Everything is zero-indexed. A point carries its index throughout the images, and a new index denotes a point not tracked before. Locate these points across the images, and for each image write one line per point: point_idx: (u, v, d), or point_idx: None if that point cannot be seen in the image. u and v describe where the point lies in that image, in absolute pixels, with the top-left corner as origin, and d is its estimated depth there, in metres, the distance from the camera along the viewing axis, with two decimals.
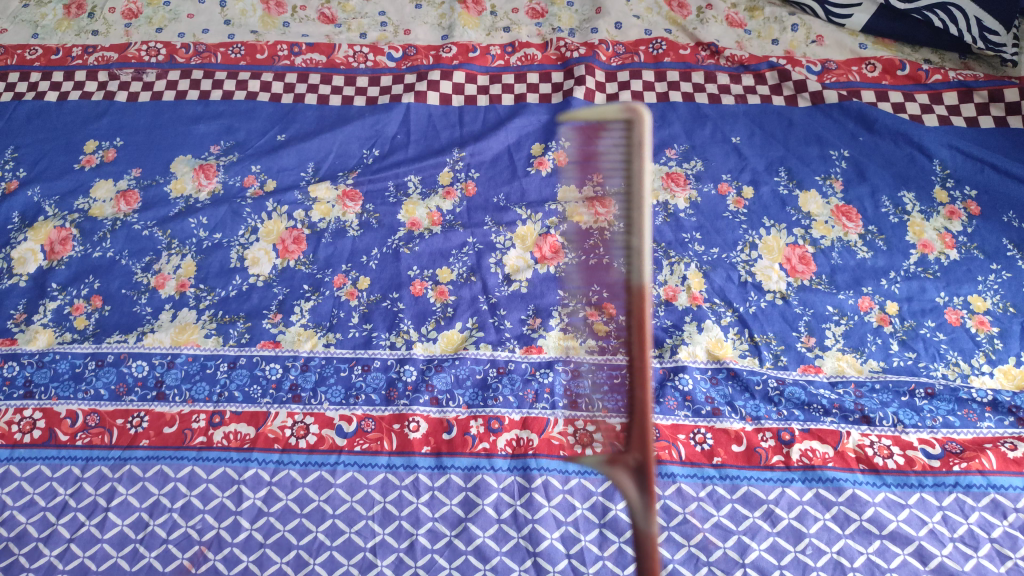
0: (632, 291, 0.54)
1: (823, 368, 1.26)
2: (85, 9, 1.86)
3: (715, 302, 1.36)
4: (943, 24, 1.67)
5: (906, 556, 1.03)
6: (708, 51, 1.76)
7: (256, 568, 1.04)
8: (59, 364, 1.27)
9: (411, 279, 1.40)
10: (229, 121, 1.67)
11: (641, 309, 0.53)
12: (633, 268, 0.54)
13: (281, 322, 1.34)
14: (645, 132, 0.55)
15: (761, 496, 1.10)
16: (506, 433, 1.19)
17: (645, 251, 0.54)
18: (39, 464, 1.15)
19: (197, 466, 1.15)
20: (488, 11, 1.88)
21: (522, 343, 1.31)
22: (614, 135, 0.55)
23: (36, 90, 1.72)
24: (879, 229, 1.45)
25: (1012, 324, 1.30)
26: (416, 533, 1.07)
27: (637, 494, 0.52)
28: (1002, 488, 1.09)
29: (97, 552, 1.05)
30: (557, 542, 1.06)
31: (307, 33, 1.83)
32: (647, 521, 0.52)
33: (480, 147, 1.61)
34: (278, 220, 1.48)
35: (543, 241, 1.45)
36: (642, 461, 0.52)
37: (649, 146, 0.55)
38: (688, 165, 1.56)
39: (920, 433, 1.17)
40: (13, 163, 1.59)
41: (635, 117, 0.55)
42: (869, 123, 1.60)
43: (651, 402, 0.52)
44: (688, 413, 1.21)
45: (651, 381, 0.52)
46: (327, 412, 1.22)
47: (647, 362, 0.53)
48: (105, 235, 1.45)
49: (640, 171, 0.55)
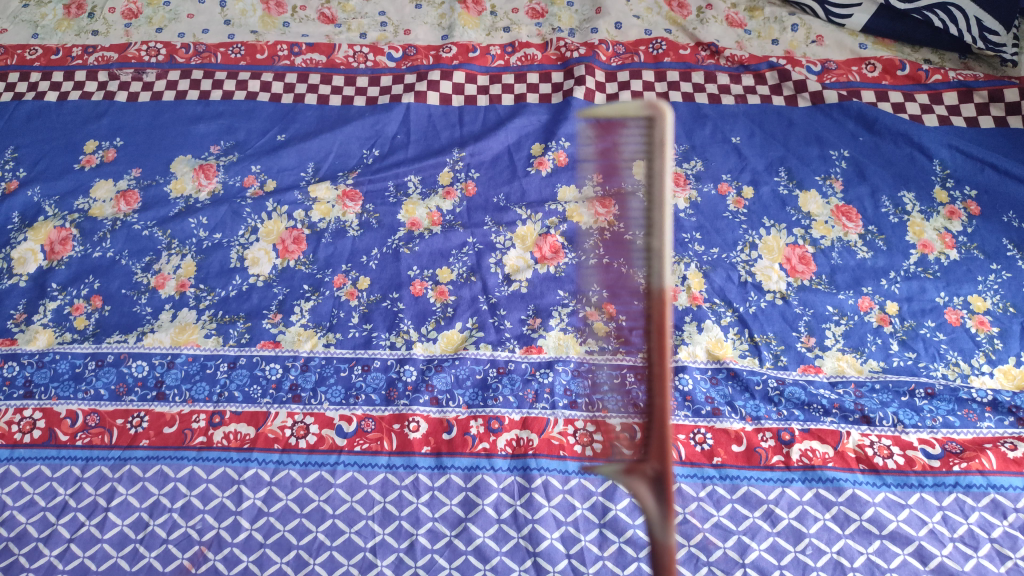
0: (652, 293, 0.51)
1: (823, 368, 1.26)
2: (85, 9, 1.86)
3: (715, 302, 1.36)
4: (943, 24, 1.67)
5: (906, 556, 1.03)
6: (708, 51, 1.76)
7: (256, 568, 1.04)
8: (59, 364, 1.27)
9: (411, 279, 1.41)
10: (229, 121, 1.67)
11: (662, 310, 0.50)
12: (652, 271, 0.51)
13: (281, 322, 1.34)
14: (666, 131, 0.51)
15: (761, 496, 1.10)
16: (506, 433, 1.19)
17: (666, 253, 0.50)
18: (39, 465, 1.15)
19: (197, 466, 1.15)
20: (488, 11, 1.87)
21: (522, 343, 1.31)
22: (631, 136, 0.51)
23: (36, 90, 1.72)
24: (879, 229, 1.45)
25: (1013, 324, 1.30)
26: (416, 533, 1.08)
27: (655, 506, 0.47)
28: (1002, 488, 1.09)
29: (97, 553, 1.05)
30: (557, 542, 1.06)
31: (307, 33, 1.83)
32: (665, 531, 0.46)
33: (480, 147, 1.61)
34: (278, 220, 1.48)
35: (543, 241, 1.45)
36: (661, 469, 0.47)
37: (669, 143, 0.50)
38: (688, 166, 1.57)
39: (920, 433, 1.17)
40: (12, 163, 1.59)
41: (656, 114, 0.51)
42: (869, 123, 1.60)
43: (671, 409, 0.47)
44: (687, 413, 1.21)
45: (670, 385, 0.47)
46: (327, 412, 1.22)
47: (666, 366, 0.48)
48: (105, 235, 1.45)
49: (660, 170, 0.52)
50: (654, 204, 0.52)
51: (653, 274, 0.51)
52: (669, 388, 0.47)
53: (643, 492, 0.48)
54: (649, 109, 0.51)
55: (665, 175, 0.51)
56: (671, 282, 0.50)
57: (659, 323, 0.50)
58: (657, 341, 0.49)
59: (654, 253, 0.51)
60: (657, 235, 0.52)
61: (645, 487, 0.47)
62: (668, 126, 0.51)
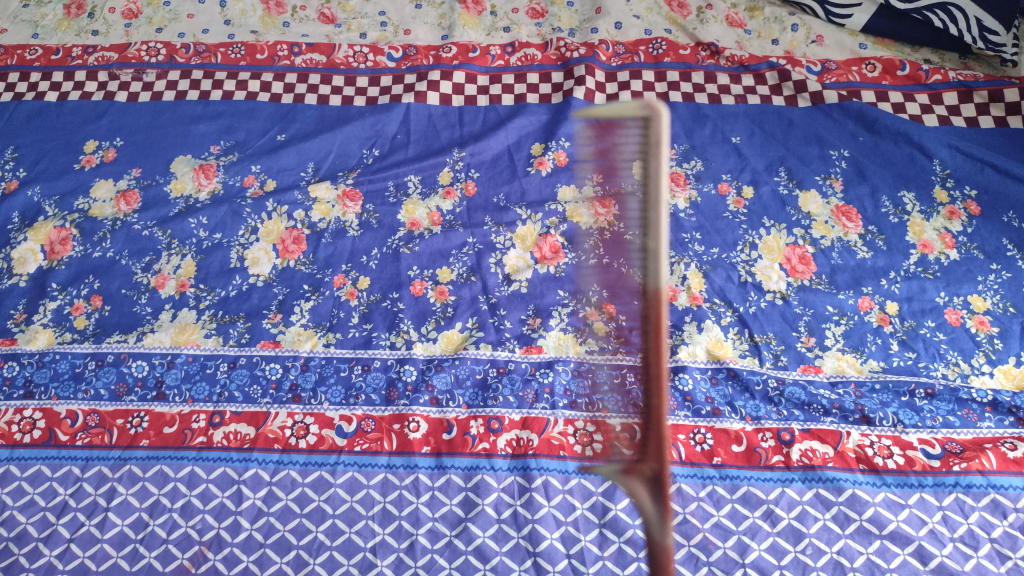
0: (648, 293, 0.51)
1: (823, 368, 1.26)
2: (85, 9, 1.86)
3: (715, 302, 1.36)
4: (943, 24, 1.67)
5: (906, 556, 1.03)
6: (708, 51, 1.76)
7: (256, 568, 1.04)
8: (59, 364, 1.27)
9: (411, 279, 1.40)
10: (229, 121, 1.67)
11: (658, 309, 0.50)
12: (648, 270, 0.52)
13: (281, 322, 1.34)
14: (661, 130, 0.52)
15: (761, 496, 1.10)
16: (506, 433, 1.19)
17: (663, 253, 0.52)
18: (39, 465, 1.15)
19: (197, 466, 1.15)
20: (488, 11, 1.87)
21: (522, 343, 1.31)
22: (629, 136, 0.52)
23: (36, 90, 1.72)
24: (879, 229, 1.45)
25: (1012, 324, 1.30)
26: (416, 533, 1.08)
27: (653, 507, 0.47)
28: (1002, 488, 1.09)
29: (97, 553, 1.05)
30: (557, 542, 1.06)
31: (307, 33, 1.83)
32: (662, 531, 0.46)
33: (480, 147, 1.61)
34: (278, 220, 1.48)
35: (543, 241, 1.45)
36: (659, 469, 0.47)
37: (666, 143, 0.52)
38: (688, 166, 1.57)
39: (920, 433, 1.17)
40: (12, 163, 1.59)
41: (653, 116, 0.52)
42: (869, 123, 1.60)
43: (667, 410, 0.47)
44: (687, 413, 1.21)
45: (667, 385, 0.48)
46: (327, 412, 1.22)
47: (664, 366, 0.48)
48: (105, 235, 1.45)
49: (656, 170, 0.53)
50: (650, 204, 0.54)
51: (650, 275, 0.51)
52: (665, 389, 0.47)
53: (641, 493, 0.47)
54: (646, 110, 0.53)
55: (661, 176, 0.53)
56: (667, 282, 0.50)
57: (655, 323, 0.50)
58: (654, 341, 0.50)
59: (650, 254, 0.52)
60: (653, 234, 0.54)
61: (643, 488, 0.47)
62: (663, 126, 0.53)
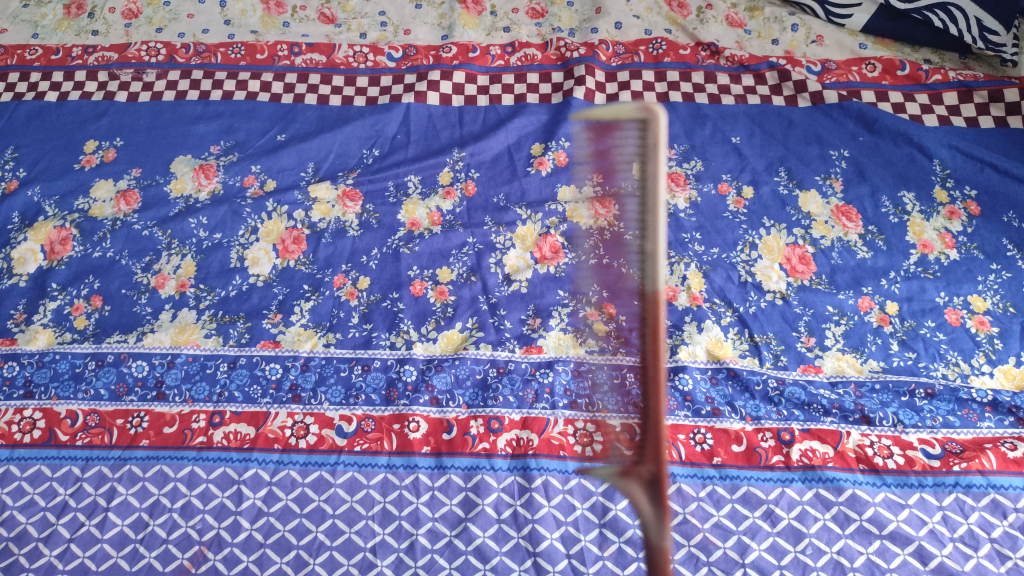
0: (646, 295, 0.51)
1: (823, 368, 1.26)
2: (85, 9, 1.85)
3: (715, 302, 1.35)
4: (943, 24, 1.67)
5: (906, 556, 1.03)
6: (708, 51, 1.76)
7: (256, 568, 1.04)
8: (59, 364, 1.27)
9: (411, 279, 1.41)
10: (229, 121, 1.67)
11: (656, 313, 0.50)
12: (646, 272, 0.52)
13: (281, 322, 1.34)
14: (659, 131, 0.52)
15: (761, 496, 1.10)
16: (506, 433, 1.19)
17: (660, 254, 0.51)
18: (39, 465, 1.15)
19: (197, 466, 1.15)
20: (488, 11, 1.87)
21: (522, 343, 1.31)
22: (626, 138, 0.52)
23: (36, 90, 1.72)
24: (879, 229, 1.45)
25: (1013, 324, 1.30)
26: (416, 533, 1.08)
27: (650, 509, 0.47)
28: (1002, 488, 1.09)
29: (97, 553, 1.05)
30: (557, 542, 1.06)
31: (307, 33, 1.83)
32: (661, 534, 0.47)
33: (480, 147, 1.61)
34: (278, 220, 1.48)
35: (543, 241, 1.45)
36: (656, 473, 0.47)
37: (663, 144, 0.52)
38: (688, 166, 1.57)
39: (920, 433, 1.17)
40: (13, 163, 1.59)
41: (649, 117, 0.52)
42: (869, 123, 1.60)
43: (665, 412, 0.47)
44: (687, 413, 1.21)
45: (665, 388, 0.47)
46: (327, 412, 1.22)
47: (661, 368, 0.48)
48: (105, 235, 1.45)
49: (654, 171, 0.53)
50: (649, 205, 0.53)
51: (647, 276, 0.51)
52: (663, 391, 0.47)
53: (639, 496, 0.48)
54: (644, 111, 0.53)
55: (659, 177, 0.52)
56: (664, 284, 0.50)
57: (653, 324, 0.50)
58: (652, 343, 0.49)
59: (648, 256, 0.52)
60: (651, 236, 0.53)
61: (641, 490, 0.48)
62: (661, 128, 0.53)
